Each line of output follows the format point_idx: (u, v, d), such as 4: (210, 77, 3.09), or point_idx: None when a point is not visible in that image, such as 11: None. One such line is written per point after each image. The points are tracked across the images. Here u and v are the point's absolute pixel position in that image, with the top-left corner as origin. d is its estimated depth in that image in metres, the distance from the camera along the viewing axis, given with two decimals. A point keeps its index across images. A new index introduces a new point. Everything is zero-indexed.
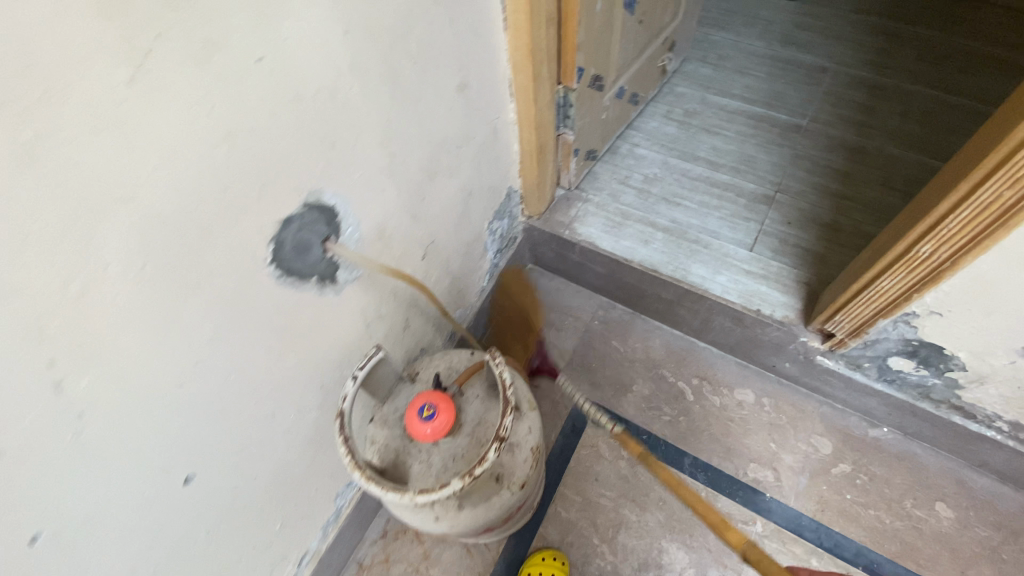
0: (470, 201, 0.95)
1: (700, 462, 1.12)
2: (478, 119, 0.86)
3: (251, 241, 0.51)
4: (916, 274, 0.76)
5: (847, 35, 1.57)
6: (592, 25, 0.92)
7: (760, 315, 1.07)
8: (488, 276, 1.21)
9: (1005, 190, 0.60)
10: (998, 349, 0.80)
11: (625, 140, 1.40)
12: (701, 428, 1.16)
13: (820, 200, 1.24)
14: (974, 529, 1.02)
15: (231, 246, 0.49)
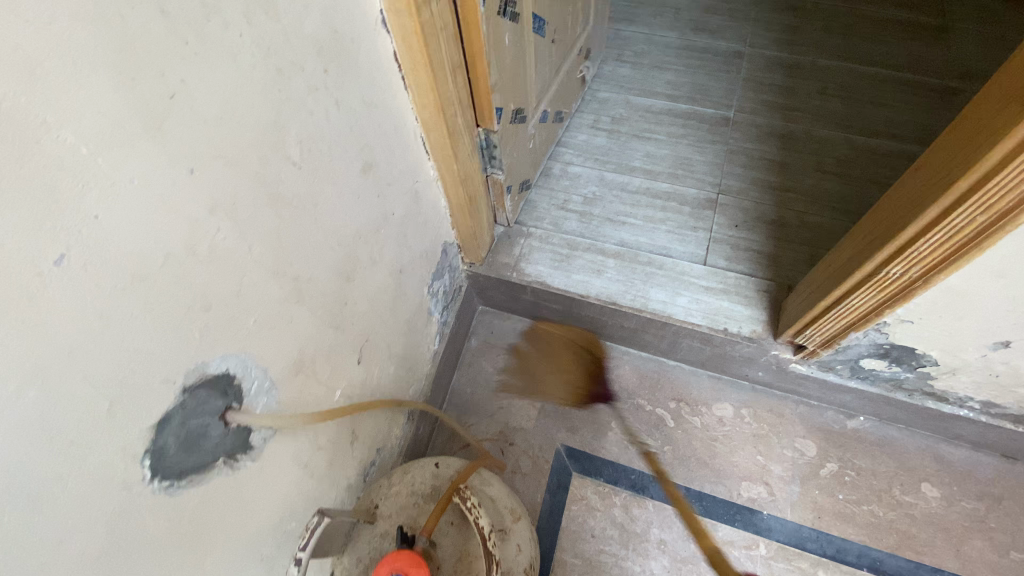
0: (404, 277, 0.83)
1: (694, 492, 1.07)
2: (396, 192, 0.74)
3: (117, 465, 0.39)
4: (888, 292, 0.73)
5: (755, 14, 1.54)
6: (504, 60, 0.82)
7: (727, 334, 1.02)
8: (438, 337, 1.09)
9: (979, 216, 0.56)
10: (970, 346, 0.79)
11: (556, 159, 1.31)
12: (688, 455, 1.11)
13: (762, 196, 1.20)
14: (960, 505, 1.03)
15: (90, 485, 0.37)
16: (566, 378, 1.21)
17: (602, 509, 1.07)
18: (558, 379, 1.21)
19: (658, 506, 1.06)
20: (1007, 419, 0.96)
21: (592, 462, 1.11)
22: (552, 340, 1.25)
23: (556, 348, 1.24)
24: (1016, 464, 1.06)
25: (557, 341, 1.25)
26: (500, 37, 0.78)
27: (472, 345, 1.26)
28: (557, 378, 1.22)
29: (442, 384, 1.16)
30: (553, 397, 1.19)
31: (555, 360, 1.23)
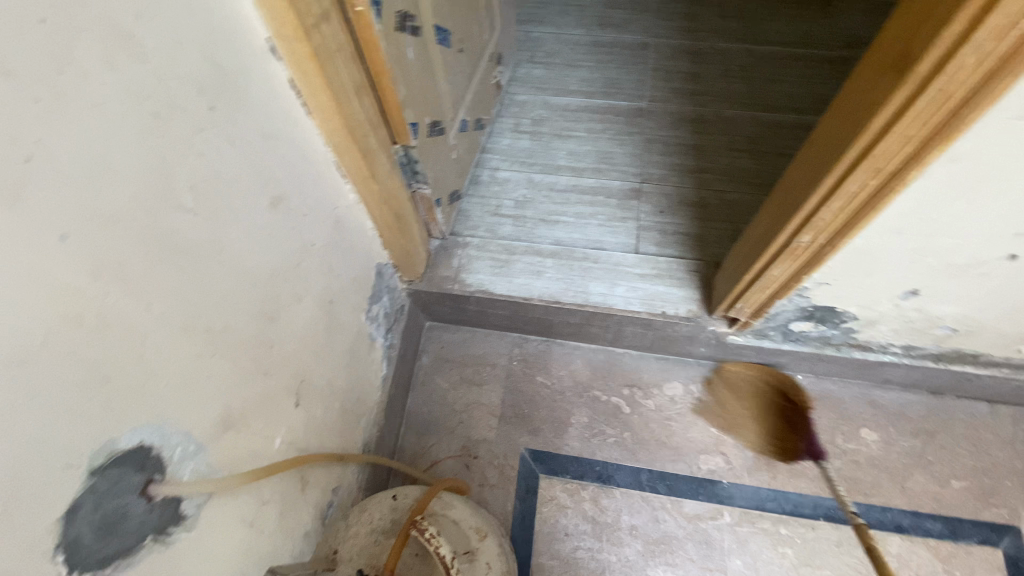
0: (337, 307, 0.80)
1: (658, 473, 1.10)
2: (315, 222, 0.72)
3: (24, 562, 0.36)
4: (802, 260, 0.77)
5: (655, 5, 1.60)
6: (411, 75, 0.81)
7: (666, 316, 1.06)
8: (386, 361, 1.06)
9: (870, 180, 0.60)
10: (883, 298, 0.84)
11: (483, 166, 1.31)
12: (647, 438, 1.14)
13: (684, 181, 1.25)
14: (896, 443, 1.11)
15: None
16: (761, 428, 1.13)
17: (573, 505, 1.08)
18: (754, 429, 1.13)
19: (626, 493, 1.09)
20: (927, 358, 1.03)
21: (557, 461, 1.12)
22: (740, 381, 1.17)
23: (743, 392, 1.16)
24: (940, 398, 1.15)
25: (746, 384, 1.16)
26: (402, 53, 0.77)
27: (424, 363, 1.23)
28: (749, 425, 1.13)
29: (396, 408, 1.13)
30: (755, 446, 1.12)
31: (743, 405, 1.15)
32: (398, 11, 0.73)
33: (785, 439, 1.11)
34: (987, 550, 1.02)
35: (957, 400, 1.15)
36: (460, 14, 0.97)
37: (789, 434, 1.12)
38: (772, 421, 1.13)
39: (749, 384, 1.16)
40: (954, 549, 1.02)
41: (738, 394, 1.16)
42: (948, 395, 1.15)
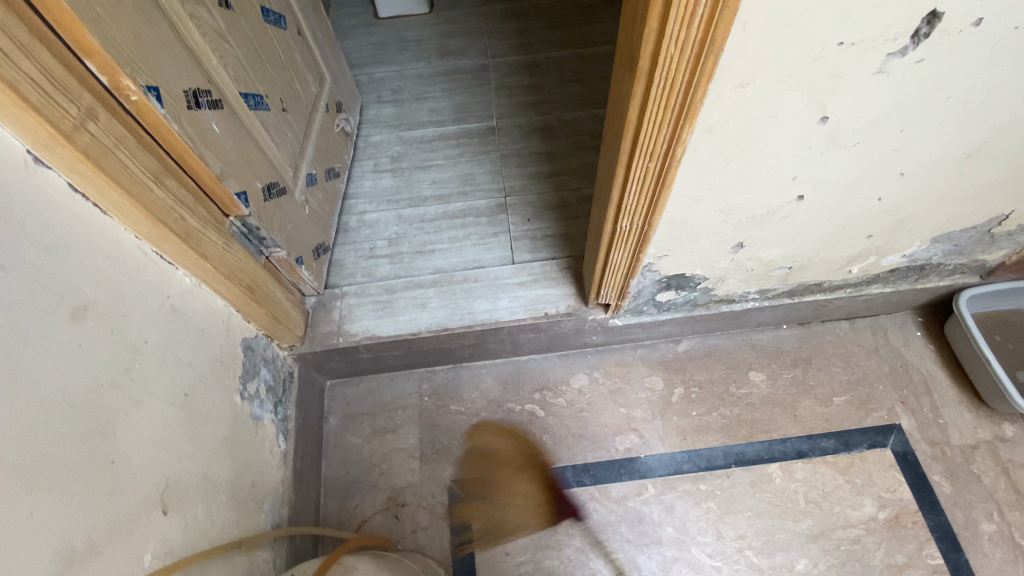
0: (195, 399, 0.78)
1: (590, 464, 1.14)
2: (140, 317, 0.69)
3: None
4: (632, 242, 0.84)
5: (487, 27, 1.68)
6: (224, 147, 0.80)
7: (550, 317, 1.11)
8: (283, 434, 1.02)
9: (649, 164, 0.66)
10: (721, 256, 0.93)
11: (350, 213, 1.30)
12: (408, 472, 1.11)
13: (543, 187, 1.32)
14: (782, 377, 1.21)
15: None
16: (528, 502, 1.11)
17: (560, 503, 1.10)
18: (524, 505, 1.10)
19: (556, 495, 1.11)
20: (783, 297, 1.14)
21: (484, 484, 1.12)
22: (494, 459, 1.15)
23: (506, 461, 1.15)
24: (809, 327, 1.27)
25: (506, 453, 1.16)
26: (206, 129, 0.76)
27: (333, 424, 1.19)
28: (512, 489, 1.12)
29: (308, 479, 1.09)
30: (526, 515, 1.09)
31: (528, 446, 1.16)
32: (185, 91, 0.73)
33: (546, 505, 1.10)
34: (878, 451, 1.13)
35: (824, 324, 1.27)
36: (273, 76, 0.97)
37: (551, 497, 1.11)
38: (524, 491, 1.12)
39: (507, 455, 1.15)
40: (850, 459, 1.12)
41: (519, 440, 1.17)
42: (815, 322, 1.27)
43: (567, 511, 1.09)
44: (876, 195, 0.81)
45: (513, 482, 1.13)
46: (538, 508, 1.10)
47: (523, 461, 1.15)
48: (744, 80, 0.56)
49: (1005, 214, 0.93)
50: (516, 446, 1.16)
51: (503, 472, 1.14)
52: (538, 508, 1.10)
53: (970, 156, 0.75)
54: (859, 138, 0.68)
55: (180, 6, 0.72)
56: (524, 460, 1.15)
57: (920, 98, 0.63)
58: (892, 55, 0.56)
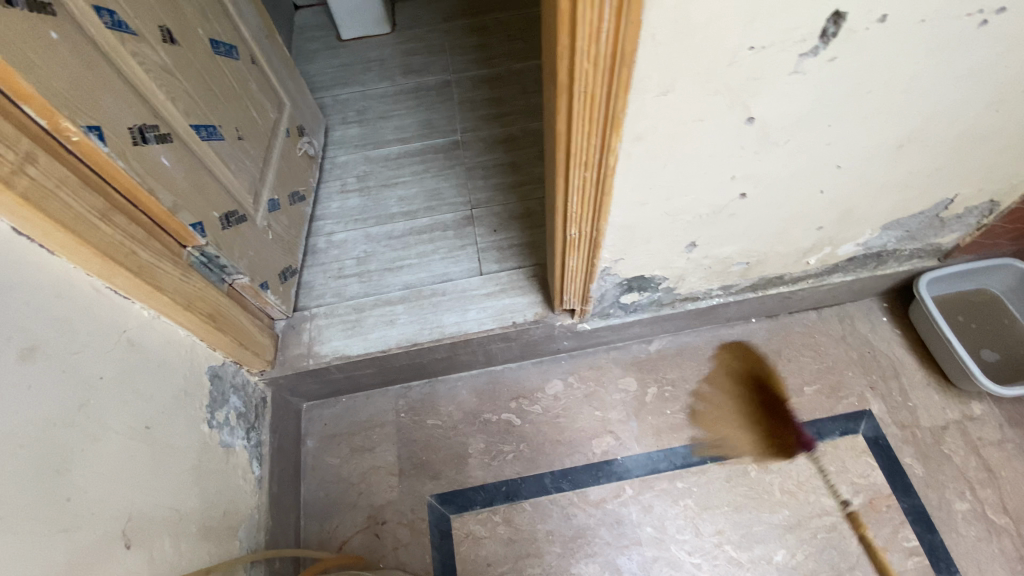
0: (158, 431, 0.78)
1: (772, 413, 1.18)
2: (94, 354, 0.70)
3: None
4: (584, 248, 0.85)
5: (448, 43, 1.70)
6: (175, 180, 0.81)
7: (518, 325, 1.12)
8: (257, 460, 1.02)
9: (585, 173, 0.68)
10: (676, 256, 0.94)
11: (318, 235, 1.31)
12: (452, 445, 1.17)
13: (508, 198, 1.34)
14: (753, 370, 1.22)
15: None
16: (756, 434, 1.15)
17: (791, 433, 1.16)
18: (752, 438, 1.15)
19: (536, 502, 1.11)
20: (747, 291, 1.15)
21: (464, 496, 1.13)
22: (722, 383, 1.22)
23: (738, 385, 1.21)
24: (778, 319, 1.29)
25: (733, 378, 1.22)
26: (154, 163, 0.78)
27: (311, 446, 1.19)
28: (741, 420, 1.17)
29: (286, 503, 1.09)
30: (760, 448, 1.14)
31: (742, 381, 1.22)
32: (131, 128, 0.74)
33: (777, 435, 1.15)
34: (850, 438, 1.14)
35: (792, 316, 1.29)
36: (227, 106, 0.99)
37: (779, 428, 1.16)
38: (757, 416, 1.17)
39: (739, 376, 1.22)
40: (823, 448, 1.13)
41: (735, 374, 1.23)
42: (784, 313, 1.29)
43: (800, 440, 1.14)
44: (819, 187, 0.82)
45: (740, 412, 1.18)
46: (760, 440, 1.15)
47: (750, 385, 1.21)
48: (663, 88, 0.58)
49: (950, 198, 0.95)
50: (742, 372, 1.23)
51: (737, 391, 1.21)
52: (768, 438, 1.15)
53: (903, 145, 0.77)
54: (790, 135, 0.70)
55: (122, 46, 0.74)
56: (755, 383, 1.21)
57: (842, 94, 0.65)
58: (805, 55, 0.58)
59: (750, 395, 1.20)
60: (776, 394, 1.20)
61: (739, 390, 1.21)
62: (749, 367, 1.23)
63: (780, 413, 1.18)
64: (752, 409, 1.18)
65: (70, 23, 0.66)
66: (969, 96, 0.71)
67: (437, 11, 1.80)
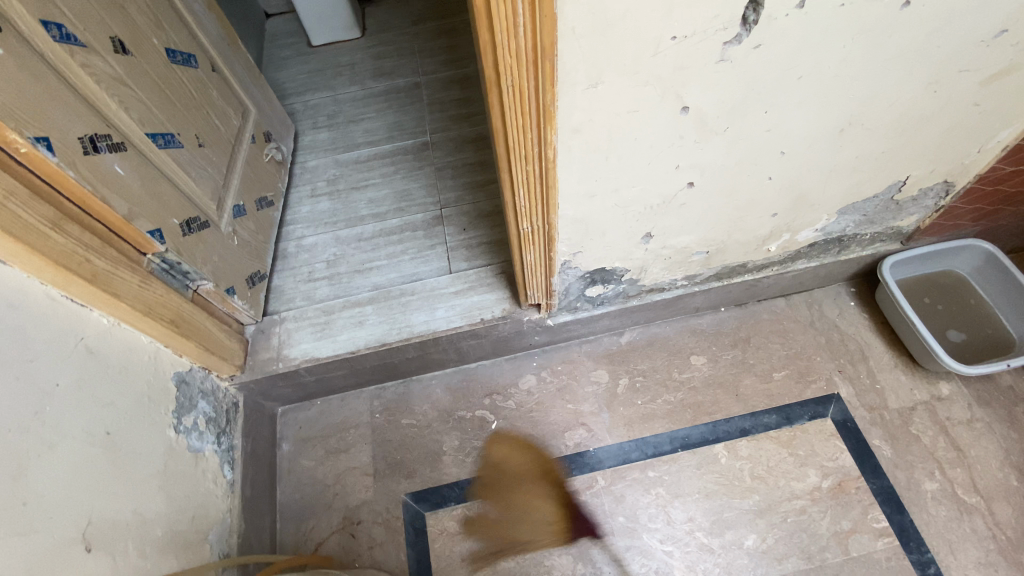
0: (120, 437, 0.79)
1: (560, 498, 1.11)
2: (49, 362, 0.71)
3: None
4: (540, 242, 0.86)
5: (418, 46, 1.72)
6: (130, 187, 0.82)
7: (486, 322, 1.13)
8: (228, 464, 1.03)
9: (528, 166, 0.69)
10: (634, 247, 0.96)
11: (288, 239, 1.32)
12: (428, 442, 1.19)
13: (477, 197, 1.35)
14: (722, 359, 1.24)
15: None
16: (542, 518, 1.10)
17: (575, 519, 1.09)
18: (538, 523, 1.09)
19: (562, 494, 1.12)
20: (712, 280, 1.17)
21: (438, 494, 1.14)
22: (502, 483, 1.14)
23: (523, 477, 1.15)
24: (746, 307, 1.30)
25: (512, 483, 1.15)
26: (107, 171, 0.78)
27: (286, 450, 1.20)
28: (534, 506, 1.11)
29: (261, 506, 1.09)
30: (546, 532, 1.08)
31: (512, 488, 1.14)
32: (81, 138, 0.75)
33: (559, 520, 1.09)
34: (819, 422, 1.15)
35: (760, 303, 1.31)
36: (186, 114, 1.00)
37: (567, 513, 1.10)
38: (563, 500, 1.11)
39: (520, 460, 1.16)
40: (792, 433, 1.15)
41: (522, 448, 1.17)
42: (752, 302, 1.30)
43: (580, 528, 1.08)
44: (767, 174, 0.84)
45: (534, 497, 1.12)
46: (555, 525, 1.09)
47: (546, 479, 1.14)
48: (592, 80, 0.59)
49: (902, 180, 0.97)
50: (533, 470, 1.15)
51: (523, 486, 1.14)
52: (552, 523, 1.09)
53: (844, 130, 0.79)
54: (728, 123, 0.71)
55: (71, 57, 0.75)
56: (540, 473, 1.14)
57: (772, 81, 0.66)
58: (729, 43, 0.59)
59: (546, 479, 1.14)
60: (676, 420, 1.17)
61: (537, 471, 1.15)
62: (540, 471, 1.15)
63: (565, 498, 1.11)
64: (541, 500, 1.12)
65: (16, 37, 0.67)
66: (904, 79, 0.73)
67: (408, 15, 1.81)
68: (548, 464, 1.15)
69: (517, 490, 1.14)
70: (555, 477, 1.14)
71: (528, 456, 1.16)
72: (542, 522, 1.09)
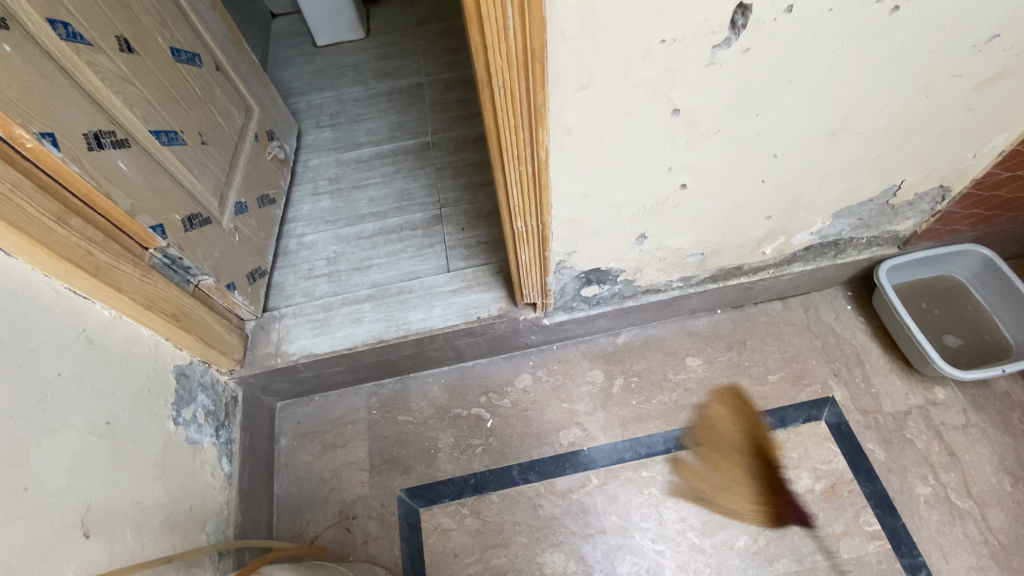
0: (119, 427, 0.81)
1: (769, 479, 1.11)
2: (51, 351, 0.73)
3: None
4: (534, 241, 0.87)
5: (422, 47, 1.73)
6: (133, 183, 0.84)
7: (482, 320, 1.14)
8: (227, 457, 1.04)
9: (521, 166, 0.70)
10: (628, 248, 0.97)
11: (289, 236, 1.34)
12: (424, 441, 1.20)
13: (476, 196, 1.37)
14: (717, 360, 1.24)
15: None
16: (748, 497, 1.09)
17: (785, 505, 1.08)
18: (743, 501, 1.08)
19: (774, 476, 1.11)
20: (708, 282, 1.17)
21: (433, 490, 1.15)
22: (719, 441, 1.15)
23: (731, 448, 1.15)
24: (743, 310, 1.31)
25: (728, 439, 1.16)
26: (111, 167, 0.80)
27: (284, 444, 1.22)
28: (738, 484, 1.10)
29: (258, 499, 1.11)
30: (754, 513, 1.07)
31: (727, 450, 1.14)
32: (86, 134, 0.77)
33: (770, 503, 1.08)
34: (813, 425, 1.16)
35: (757, 306, 1.31)
36: (190, 112, 1.02)
37: (773, 497, 1.09)
38: (764, 473, 1.11)
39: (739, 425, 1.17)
40: (786, 435, 1.15)
41: (743, 414, 1.18)
42: (748, 304, 1.31)
43: (793, 513, 1.07)
44: (760, 177, 0.84)
45: (737, 474, 1.11)
46: (759, 504, 1.08)
47: (756, 457, 1.13)
48: (583, 82, 0.60)
49: (897, 184, 0.97)
50: (744, 444, 1.15)
51: (739, 446, 1.15)
52: (760, 504, 1.08)
53: (836, 134, 0.80)
54: (719, 126, 0.72)
55: (76, 55, 0.77)
56: (751, 449, 1.14)
57: (763, 85, 0.67)
58: (717, 47, 0.60)
59: (756, 452, 1.14)
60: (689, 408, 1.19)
61: (749, 444, 1.15)
62: (753, 441, 1.15)
63: (773, 480, 1.10)
64: (745, 476, 1.11)
65: (23, 35, 0.69)
66: (894, 84, 0.74)
67: (411, 16, 1.83)
68: (655, 442, 1.16)
69: (727, 457, 1.14)
70: (767, 451, 1.14)
71: (741, 427, 1.17)
72: (748, 499, 1.09)
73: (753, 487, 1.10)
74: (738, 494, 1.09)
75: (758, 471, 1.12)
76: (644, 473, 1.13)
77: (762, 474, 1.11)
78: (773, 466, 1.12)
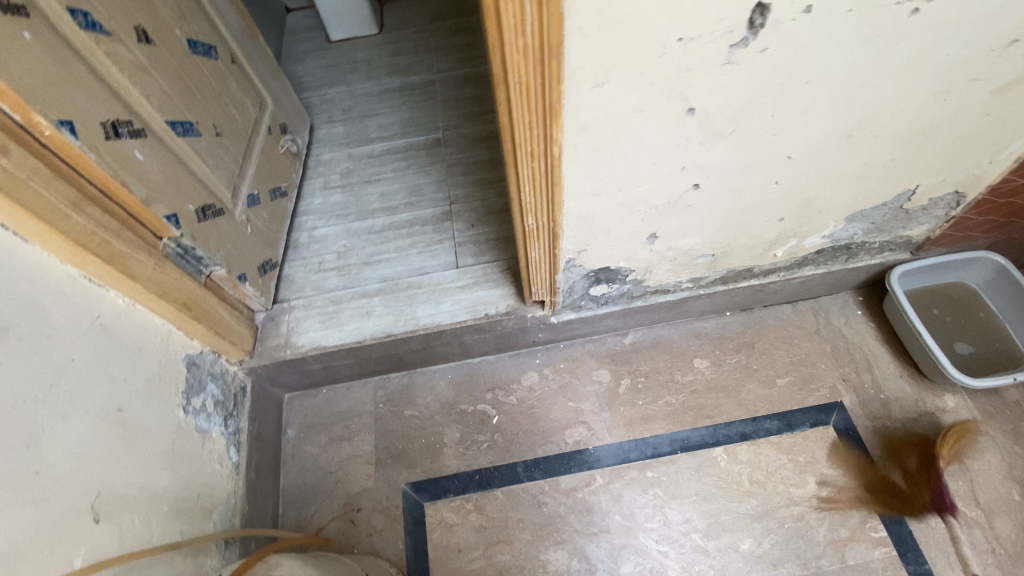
0: (131, 413, 0.82)
1: (910, 469, 1.09)
2: (66, 337, 0.74)
3: None
4: (544, 239, 0.87)
5: (434, 44, 1.74)
6: (148, 173, 0.85)
7: (490, 317, 1.14)
8: (235, 447, 1.05)
9: (533, 163, 0.70)
10: (638, 248, 0.96)
11: (300, 230, 1.34)
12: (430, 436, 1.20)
13: (486, 194, 1.37)
14: (725, 363, 1.24)
15: None
16: (890, 487, 1.08)
17: (930, 495, 1.06)
18: (885, 493, 1.08)
19: (916, 466, 1.09)
20: (718, 284, 1.17)
21: (438, 485, 1.15)
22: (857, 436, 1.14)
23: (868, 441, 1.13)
24: (752, 312, 1.30)
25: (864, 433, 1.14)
26: (127, 157, 0.81)
27: (291, 435, 1.23)
28: (877, 478, 1.09)
29: (264, 489, 1.12)
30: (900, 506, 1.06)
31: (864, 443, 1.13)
32: (103, 122, 0.77)
33: (914, 493, 1.07)
34: (820, 429, 1.15)
35: (766, 309, 1.30)
36: (205, 104, 1.02)
37: (917, 489, 1.07)
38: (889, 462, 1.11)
39: (859, 429, 1.14)
40: (793, 439, 1.14)
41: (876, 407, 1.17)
42: (758, 307, 1.30)
43: (939, 503, 1.05)
44: (774, 178, 0.84)
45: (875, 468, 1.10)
46: (907, 497, 1.07)
47: (890, 448, 1.12)
48: (598, 80, 0.60)
49: (911, 189, 0.97)
50: (878, 435, 1.13)
51: (855, 448, 1.13)
52: (905, 495, 1.07)
53: (852, 136, 0.79)
54: (734, 126, 0.71)
55: (96, 45, 0.77)
56: (885, 440, 1.13)
57: (780, 85, 0.67)
58: (735, 46, 0.60)
59: (891, 445, 1.12)
60: (695, 411, 1.19)
61: (886, 436, 1.13)
62: (885, 432, 1.14)
63: (915, 470, 1.09)
64: (882, 468, 1.10)
65: (44, 23, 0.70)
66: (912, 87, 0.73)
67: (424, 13, 1.83)
68: (661, 443, 1.16)
69: (848, 453, 1.12)
70: (902, 443, 1.12)
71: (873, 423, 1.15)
72: (894, 490, 1.08)
73: (895, 478, 1.09)
74: (878, 485, 1.08)
75: (898, 460, 1.11)
76: (650, 473, 1.13)
77: (901, 464, 1.10)
78: (910, 456, 1.11)
